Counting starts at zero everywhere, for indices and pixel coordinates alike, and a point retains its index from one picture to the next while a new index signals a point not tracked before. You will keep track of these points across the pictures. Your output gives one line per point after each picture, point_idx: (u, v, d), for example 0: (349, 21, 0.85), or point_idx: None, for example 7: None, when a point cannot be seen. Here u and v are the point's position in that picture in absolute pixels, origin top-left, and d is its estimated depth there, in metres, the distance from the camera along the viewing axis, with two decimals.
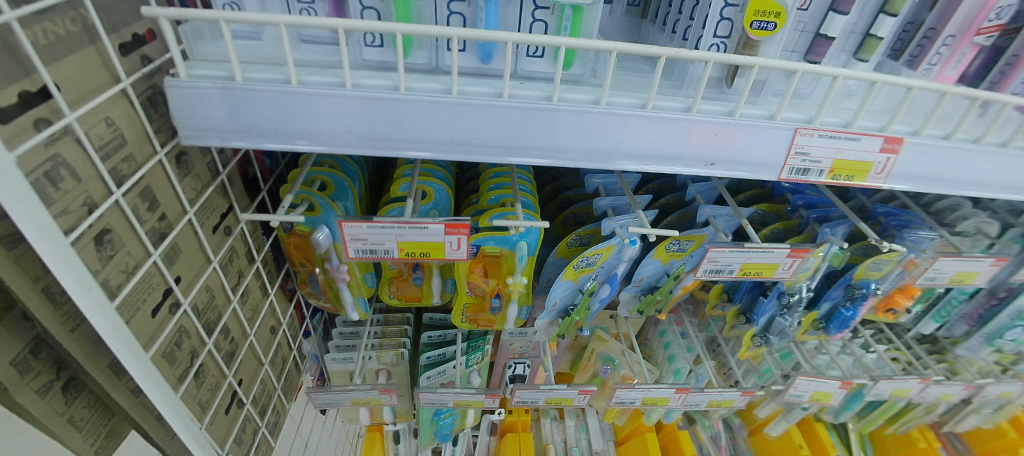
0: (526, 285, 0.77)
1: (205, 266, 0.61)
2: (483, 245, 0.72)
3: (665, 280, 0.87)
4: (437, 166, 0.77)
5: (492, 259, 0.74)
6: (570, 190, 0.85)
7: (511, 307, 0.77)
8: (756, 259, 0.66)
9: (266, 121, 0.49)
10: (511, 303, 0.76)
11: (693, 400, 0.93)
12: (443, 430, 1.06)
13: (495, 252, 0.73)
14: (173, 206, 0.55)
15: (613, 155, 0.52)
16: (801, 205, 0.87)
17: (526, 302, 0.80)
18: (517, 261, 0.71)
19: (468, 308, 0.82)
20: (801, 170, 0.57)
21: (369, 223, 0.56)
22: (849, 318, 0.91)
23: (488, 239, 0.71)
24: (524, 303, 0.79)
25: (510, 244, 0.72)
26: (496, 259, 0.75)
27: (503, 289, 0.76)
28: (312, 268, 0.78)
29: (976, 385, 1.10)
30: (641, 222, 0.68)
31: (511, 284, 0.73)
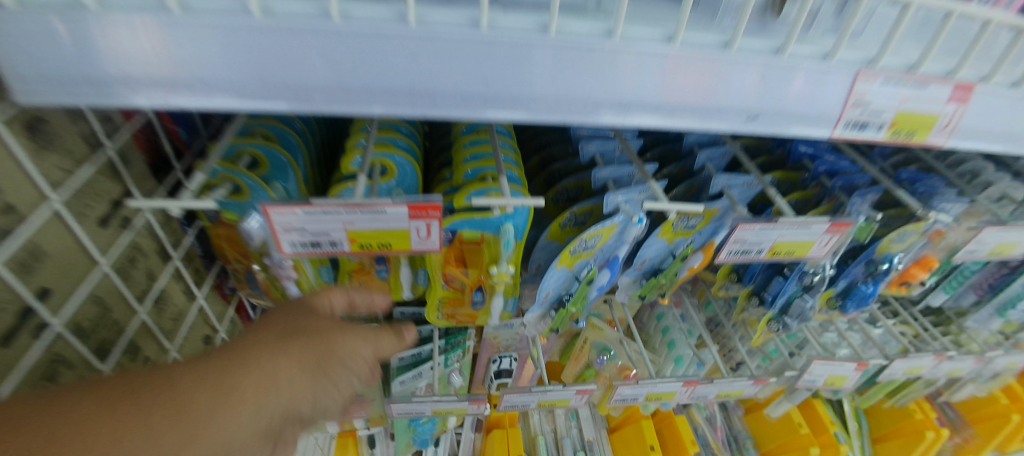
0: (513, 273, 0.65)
1: (91, 271, 0.46)
2: (460, 230, 0.58)
3: (670, 262, 0.76)
4: (398, 134, 0.62)
5: (471, 246, 0.61)
6: (559, 161, 0.71)
7: (496, 301, 0.64)
8: (790, 237, 0.55)
9: (131, 65, 0.32)
10: (496, 295, 0.64)
11: (700, 392, 0.84)
12: (422, 435, 0.95)
13: (473, 238, 0.60)
14: (24, 194, 0.39)
15: (629, 106, 0.39)
16: (822, 172, 0.75)
17: (513, 293, 0.68)
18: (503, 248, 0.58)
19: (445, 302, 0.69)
20: (859, 125, 0.46)
21: (305, 208, 0.41)
22: (868, 295, 0.83)
23: (465, 221, 0.57)
24: (510, 295, 0.67)
25: (492, 229, 0.59)
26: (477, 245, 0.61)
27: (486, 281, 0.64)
28: (249, 264, 0.63)
29: (987, 357, 1.05)
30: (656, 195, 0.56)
31: (494, 275, 0.60)
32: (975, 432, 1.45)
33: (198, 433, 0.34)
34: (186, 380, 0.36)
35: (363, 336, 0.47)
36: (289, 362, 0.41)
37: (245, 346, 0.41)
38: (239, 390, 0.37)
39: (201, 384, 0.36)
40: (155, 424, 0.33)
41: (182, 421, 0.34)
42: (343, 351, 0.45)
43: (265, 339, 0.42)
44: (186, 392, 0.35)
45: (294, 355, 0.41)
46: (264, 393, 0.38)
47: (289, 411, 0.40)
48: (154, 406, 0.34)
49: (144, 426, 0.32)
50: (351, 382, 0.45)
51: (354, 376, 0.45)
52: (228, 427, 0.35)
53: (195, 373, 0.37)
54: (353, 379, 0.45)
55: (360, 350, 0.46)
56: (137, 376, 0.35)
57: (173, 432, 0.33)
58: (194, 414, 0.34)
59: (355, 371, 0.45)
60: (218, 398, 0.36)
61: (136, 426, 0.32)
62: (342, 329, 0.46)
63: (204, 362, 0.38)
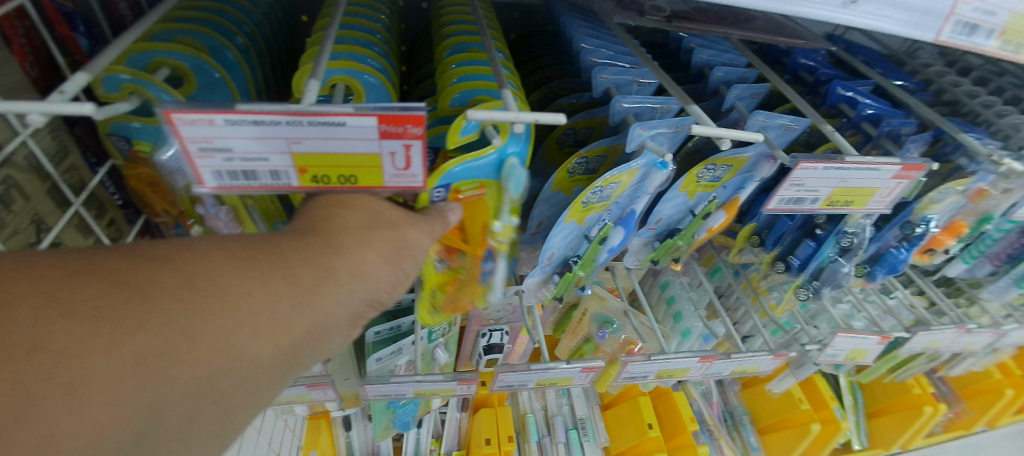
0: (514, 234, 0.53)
1: None
2: (454, 183, 0.45)
3: (688, 222, 0.66)
4: (369, 52, 0.49)
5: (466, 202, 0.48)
6: (564, 96, 0.59)
7: (497, 268, 0.52)
8: (853, 181, 0.45)
9: None
10: (499, 260, 0.52)
11: (716, 368, 0.75)
12: (403, 417, 0.84)
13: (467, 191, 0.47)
14: None
15: None
16: (865, 117, 0.65)
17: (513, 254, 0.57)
18: (509, 191, 0.46)
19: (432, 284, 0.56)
20: (969, 27, 0.35)
21: (225, 115, 0.29)
22: (900, 262, 0.75)
23: (457, 167, 0.45)
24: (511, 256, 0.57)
25: (492, 175, 0.47)
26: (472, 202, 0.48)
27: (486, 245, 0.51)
28: (180, 217, 0.50)
29: (1002, 331, 0.99)
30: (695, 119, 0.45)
31: (498, 231, 0.49)
32: (967, 407, 1.44)
33: (297, 310, 0.29)
34: (293, 250, 0.30)
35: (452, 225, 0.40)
36: (380, 248, 0.33)
37: (333, 218, 0.34)
38: (335, 272, 0.31)
39: (294, 261, 0.30)
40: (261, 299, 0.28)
41: (282, 299, 0.28)
42: (425, 245, 0.37)
43: (349, 222, 0.34)
44: (289, 258, 0.30)
45: (382, 245, 0.34)
46: (359, 280, 0.32)
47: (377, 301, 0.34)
48: (247, 280, 0.28)
49: (241, 297, 0.27)
50: None
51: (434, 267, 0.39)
52: (327, 310, 0.30)
53: (286, 249, 0.30)
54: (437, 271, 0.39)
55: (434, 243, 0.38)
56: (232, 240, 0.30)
57: (276, 308, 0.28)
58: (300, 285, 0.29)
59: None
60: (316, 280, 0.30)
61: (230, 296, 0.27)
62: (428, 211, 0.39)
63: (302, 237, 0.31)
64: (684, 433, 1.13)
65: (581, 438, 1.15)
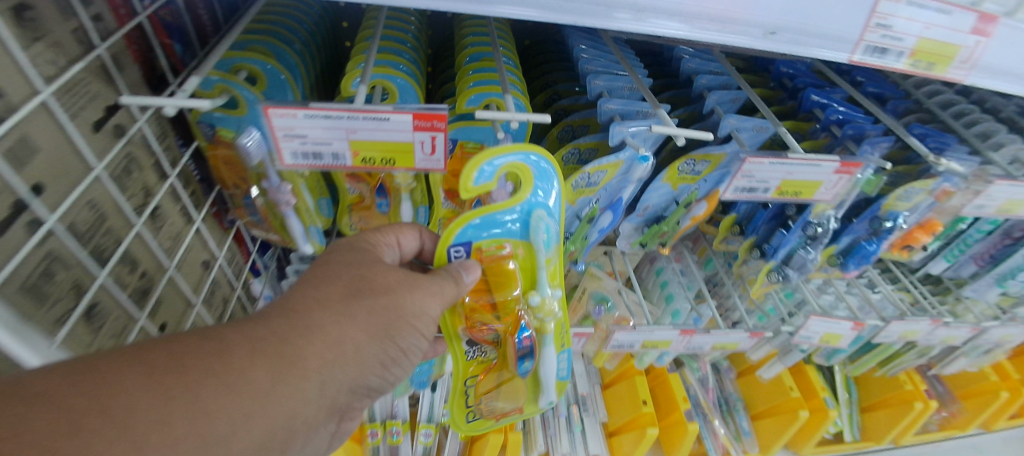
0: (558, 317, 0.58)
1: (83, 174, 0.45)
2: (475, 241, 0.52)
3: (673, 210, 0.75)
4: (400, 59, 0.60)
5: (500, 282, 0.54)
6: (566, 98, 0.70)
7: (546, 352, 0.55)
8: (798, 175, 0.54)
9: None
10: (546, 343, 0.55)
11: (697, 343, 0.85)
12: (419, 377, 0.97)
13: (504, 266, 0.53)
14: (18, 83, 0.38)
15: (645, 11, 0.38)
16: (833, 121, 0.74)
17: (565, 345, 0.58)
18: (540, 248, 0.51)
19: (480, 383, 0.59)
20: (879, 50, 0.44)
21: (304, 111, 0.40)
22: (871, 253, 0.82)
23: (481, 223, 0.51)
24: (561, 347, 0.58)
25: (524, 235, 0.53)
26: (501, 279, 0.54)
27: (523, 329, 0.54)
28: (248, 190, 0.62)
29: (981, 328, 1.04)
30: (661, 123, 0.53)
31: (538, 305, 0.53)
32: (963, 407, 1.47)
33: (255, 415, 0.34)
34: (242, 349, 0.36)
35: (438, 294, 0.47)
36: (360, 327, 0.41)
37: (304, 308, 0.40)
38: (311, 357, 0.38)
39: (260, 354, 0.36)
40: (226, 404, 0.33)
41: (246, 401, 0.34)
42: (412, 312, 0.45)
43: (332, 296, 0.42)
44: (239, 362, 0.35)
45: (363, 324, 0.41)
46: (327, 368, 0.38)
47: (353, 381, 0.40)
48: (208, 386, 0.33)
49: (199, 400, 0.32)
50: (419, 338, 0.46)
51: (422, 336, 0.46)
52: (299, 397, 0.36)
53: (259, 337, 0.37)
54: (424, 340, 0.47)
55: (427, 308, 0.46)
56: (192, 341, 0.35)
57: (244, 409, 0.34)
58: (251, 389, 0.34)
59: (425, 333, 0.46)
60: (288, 370, 0.36)
61: (191, 398, 0.32)
62: (413, 283, 0.46)
63: (265, 326, 0.38)
64: (676, 411, 1.21)
65: (580, 413, 1.27)
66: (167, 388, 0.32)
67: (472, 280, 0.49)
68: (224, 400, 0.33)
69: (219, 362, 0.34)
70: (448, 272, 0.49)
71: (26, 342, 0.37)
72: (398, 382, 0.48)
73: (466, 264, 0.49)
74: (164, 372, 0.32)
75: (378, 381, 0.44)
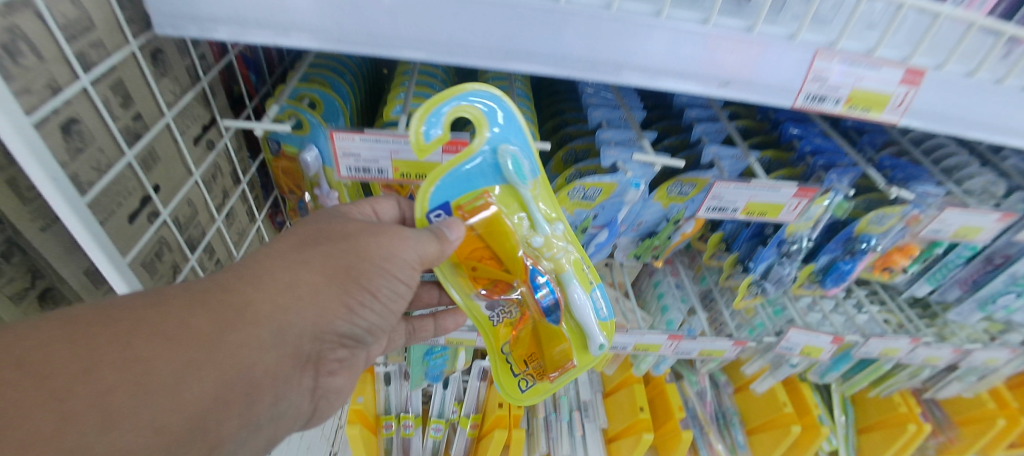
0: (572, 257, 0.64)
1: (185, 179, 0.58)
2: (452, 199, 0.56)
3: (664, 226, 0.84)
4: (432, 91, 0.73)
5: (490, 232, 0.60)
6: (572, 126, 0.81)
7: (573, 290, 0.60)
8: (760, 198, 0.64)
9: (249, 9, 0.44)
10: (569, 281, 0.61)
11: (684, 348, 0.94)
12: (434, 370, 1.08)
13: (486, 212, 0.58)
14: (150, 107, 0.51)
15: (622, 67, 0.49)
16: (808, 151, 0.84)
17: (592, 284, 0.63)
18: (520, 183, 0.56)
19: (520, 346, 0.67)
20: (818, 98, 0.55)
21: (361, 136, 0.53)
22: (846, 272, 0.90)
23: (451, 182, 0.56)
24: (589, 288, 0.62)
25: (495, 178, 0.57)
26: (495, 230, 0.60)
27: (534, 270, 0.61)
28: (301, 196, 0.74)
29: (964, 349, 1.08)
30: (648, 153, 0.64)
31: (543, 245, 0.60)
32: (960, 432, 1.50)
33: (196, 362, 0.38)
34: (177, 303, 0.40)
35: (406, 239, 0.51)
36: (315, 271, 0.46)
37: (255, 262, 0.45)
38: (261, 302, 0.43)
39: (203, 306, 0.40)
40: (165, 351, 0.37)
41: (189, 349, 0.38)
42: (378, 252, 0.49)
43: (284, 248, 0.47)
44: (178, 312, 0.39)
45: (319, 266, 0.46)
46: (276, 314, 0.43)
47: (316, 323, 0.45)
48: (141, 337, 0.37)
49: (131, 348, 0.36)
50: (393, 280, 0.50)
51: (394, 277, 0.50)
52: (253, 341, 0.41)
53: (200, 291, 0.41)
54: (396, 283, 0.51)
55: (396, 251, 0.50)
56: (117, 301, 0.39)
57: (188, 356, 0.38)
58: (185, 340, 0.38)
59: (397, 275, 0.50)
60: (237, 317, 0.41)
61: (126, 348, 0.36)
62: (379, 232, 0.51)
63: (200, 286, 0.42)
64: (672, 420, 1.28)
65: (581, 417, 1.35)
66: (94, 341, 0.36)
67: (457, 235, 0.54)
68: (157, 348, 0.37)
69: (154, 314, 0.38)
70: (427, 228, 0.53)
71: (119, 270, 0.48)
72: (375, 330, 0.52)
73: (449, 222, 0.54)
74: (89, 327, 0.36)
75: (347, 326, 0.48)
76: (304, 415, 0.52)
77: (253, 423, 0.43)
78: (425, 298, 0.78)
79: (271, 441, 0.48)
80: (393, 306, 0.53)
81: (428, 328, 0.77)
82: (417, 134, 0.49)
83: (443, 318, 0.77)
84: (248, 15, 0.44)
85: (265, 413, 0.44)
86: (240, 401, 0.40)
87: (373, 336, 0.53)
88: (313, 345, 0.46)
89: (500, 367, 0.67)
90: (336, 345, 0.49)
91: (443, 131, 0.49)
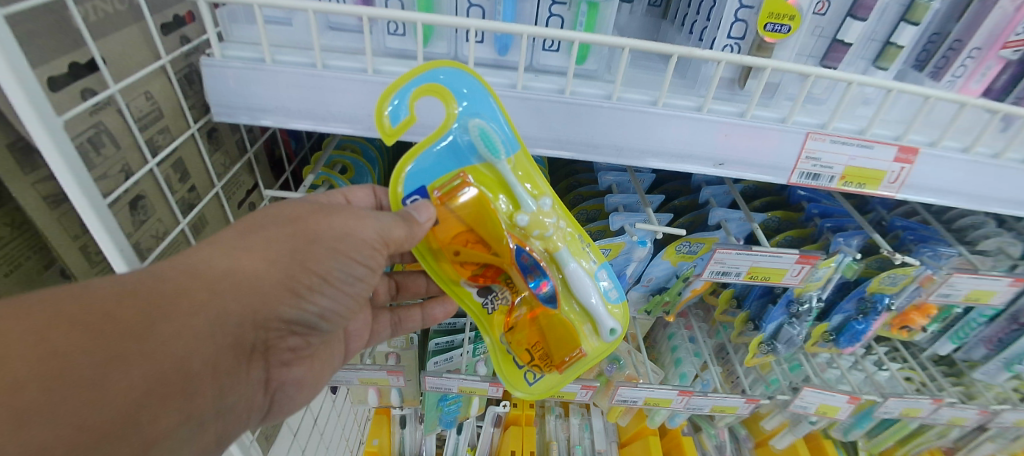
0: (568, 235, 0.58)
1: (222, 222, 0.65)
2: (427, 183, 0.53)
3: (674, 282, 0.86)
4: None
5: (471, 213, 0.54)
6: (583, 187, 0.86)
7: (572, 270, 0.56)
8: (763, 264, 0.70)
9: (293, 102, 0.51)
10: (565, 260, 0.55)
11: (697, 403, 0.94)
12: (448, 416, 1.10)
13: (465, 194, 0.53)
14: (203, 180, 0.60)
15: (623, 149, 0.54)
16: (815, 214, 0.86)
17: (591, 259, 0.58)
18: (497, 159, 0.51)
19: (523, 337, 0.59)
20: (813, 175, 0.58)
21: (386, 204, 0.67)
22: (860, 332, 0.89)
23: (424, 164, 0.52)
24: (588, 265, 0.58)
25: (470, 157, 0.53)
26: (479, 212, 0.54)
27: (521, 251, 0.55)
28: None
29: (991, 411, 1.03)
30: (650, 221, 0.69)
31: (529, 223, 0.54)
32: None
33: (121, 356, 0.36)
34: (102, 290, 0.38)
35: (366, 219, 0.49)
36: (257, 256, 0.44)
37: (190, 252, 0.43)
38: (197, 290, 0.41)
39: (131, 297, 0.38)
40: (86, 348, 0.36)
41: (114, 344, 0.36)
42: (330, 232, 0.48)
43: (229, 234, 0.45)
44: (102, 298, 0.37)
45: (261, 252, 0.45)
46: (211, 300, 0.41)
47: (253, 308, 0.44)
48: (60, 332, 0.36)
49: (45, 341, 0.35)
50: (349, 259, 0.48)
51: (348, 258, 0.48)
52: (189, 333, 0.39)
53: (128, 279, 0.39)
54: (351, 264, 0.49)
55: (349, 230, 0.48)
56: (41, 293, 0.37)
57: (113, 350, 0.36)
58: (107, 333, 0.36)
59: (352, 256, 0.48)
60: (170, 308, 0.39)
61: (43, 344, 0.35)
62: (333, 213, 0.49)
63: (125, 276, 0.40)
64: None
65: None
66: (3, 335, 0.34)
67: (428, 218, 0.50)
68: (76, 342, 0.36)
69: (74, 308, 0.37)
70: (394, 212, 0.50)
71: (114, 237, 0.47)
72: (328, 313, 0.51)
73: (418, 205, 0.51)
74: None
75: (294, 312, 0.47)
76: (261, 409, 0.55)
77: (197, 418, 0.42)
78: (414, 288, 0.79)
79: (222, 437, 0.48)
80: (350, 289, 0.51)
81: (416, 318, 0.77)
82: (382, 118, 0.46)
83: (431, 307, 0.77)
84: (292, 108, 0.51)
85: (210, 406, 0.43)
86: (176, 394, 0.39)
87: (328, 322, 0.52)
88: (257, 334, 0.46)
89: (502, 359, 0.62)
90: (285, 333, 0.49)
91: (408, 114, 0.47)
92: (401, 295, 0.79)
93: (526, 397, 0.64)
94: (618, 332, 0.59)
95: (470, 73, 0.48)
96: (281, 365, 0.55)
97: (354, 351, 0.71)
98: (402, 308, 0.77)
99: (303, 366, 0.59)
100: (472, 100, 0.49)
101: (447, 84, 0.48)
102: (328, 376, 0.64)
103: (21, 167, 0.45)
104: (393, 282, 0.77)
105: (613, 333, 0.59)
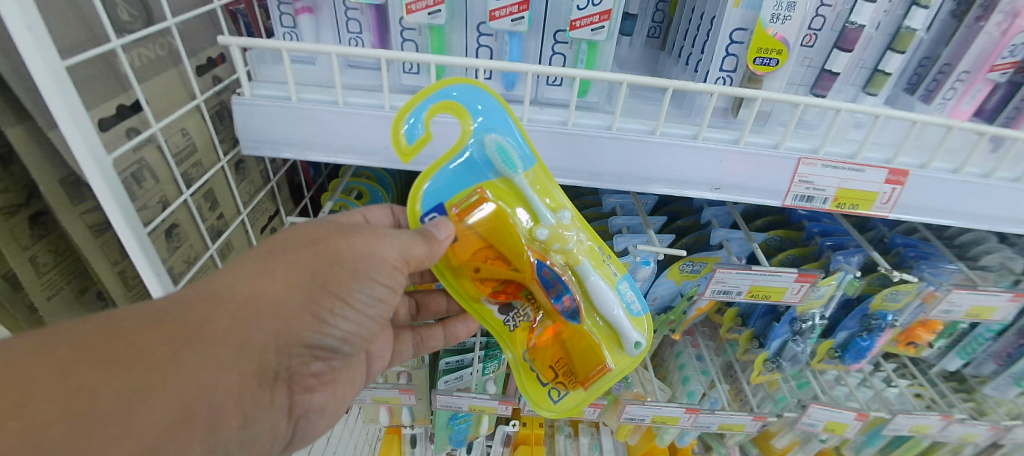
0: (588, 247, 0.60)
1: (246, 246, 0.70)
2: (445, 200, 0.55)
3: (679, 301, 0.87)
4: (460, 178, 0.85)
5: (489, 228, 0.56)
6: (587, 209, 0.91)
7: (593, 283, 0.57)
8: (763, 282, 0.72)
9: (314, 136, 0.55)
10: (586, 273, 0.57)
11: (704, 421, 0.95)
12: (458, 434, 1.13)
13: (483, 209, 0.55)
14: (230, 208, 0.64)
15: (623, 176, 0.57)
16: (816, 232, 0.89)
17: (612, 272, 0.60)
18: (515, 173, 0.53)
19: (546, 355, 0.62)
20: (806, 197, 0.60)
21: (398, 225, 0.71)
22: (865, 349, 0.90)
23: (440, 183, 0.55)
24: (610, 277, 0.60)
25: (487, 172, 0.55)
26: (499, 228, 0.56)
27: (543, 265, 0.57)
28: None
29: (1002, 427, 1.02)
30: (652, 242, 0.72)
31: (549, 236, 0.56)
32: None
33: (150, 386, 0.39)
34: (128, 322, 0.41)
35: (385, 238, 0.52)
36: (280, 281, 0.47)
37: (212, 280, 0.46)
38: (220, 317, 0.43)
39: (155, 327, 0.41)
40: (110, 378, 0.38)
41: (139, 373, 0.39)
42: (350, 253, 0.50)
43: (250, 260, 0.48)
44: (127, 329, 0.40)
45: (283, 275, 0.47)
46: (235, 329, 0.44)
47: (279, 333, 0.46)
48: (85, 364, 0.38)
49: (69, 375, 0.37)
50: (372, 278, 0.51)
51: (371, 280, 0.51)
52: (211, 362, 0.42)
53: (154, 310, 0.42)
54: (372, 287, 0.51)
55: (368, 251, 0.50)
56: (74, 324, 0.40)
57: (139, 381, 0.38)
58: (133, 363, 0.39)
59: (376, 278, 0.51)
60: (193, 336, 0.42)
61: (67, 379, 0.37)
62: (352, 234, 0.52)
63: (149, 306, 0.42)
64: None
65: None
66: (36, 371, 0.36)
67: (447, 235, 0.52)
68: (103, 375, 0.38)
69: (100, 340, 0.39)
70: (416, 230, 0.53)
71: (149, 260, 0.51)
72: (349, 338, 0.53)
73: (437, 223, 0.53)
74: (26, 357, 0.37)
75: (318, 337, 0.50)
76: (284, 439, 0.57)
77: (222, 447, 0.45)
78: (434, 307, 0.82)
79: None
80: (372, 312, 0.53)
81: (438, 337, 0.79)
82: (400, 137, 0.51)
83: (452, 326, 0.80)
84: (314, 141, 0.55)
85: (234, 437, 0.46)
86: (200, 416, 0.42)
87: (350, 346, 0.54)
88: (280, 361, 0.48)
89: (526, 376, 0.66)
90: (308, 358, 0.52)
91: (424, 131, 0.50)
92: (422, 314, 0.82)
93: (551, 415, 0.68)
94: (644, 346, 0.60)
95: (486, 93, 0.51)
96: (305, 392, 0.57)
97: (377, 371, 0.74)
98: (424, 327, 0.79)
99: (324, 392, 0.62)
100: (490, 116, 0.52)
101: (461, 101, 0.51)
102: (349, 400, 0.67)
103: (69, 200, 0.49)
104: (413, 301, 0.81)
105: (639, 347, 0.60)
